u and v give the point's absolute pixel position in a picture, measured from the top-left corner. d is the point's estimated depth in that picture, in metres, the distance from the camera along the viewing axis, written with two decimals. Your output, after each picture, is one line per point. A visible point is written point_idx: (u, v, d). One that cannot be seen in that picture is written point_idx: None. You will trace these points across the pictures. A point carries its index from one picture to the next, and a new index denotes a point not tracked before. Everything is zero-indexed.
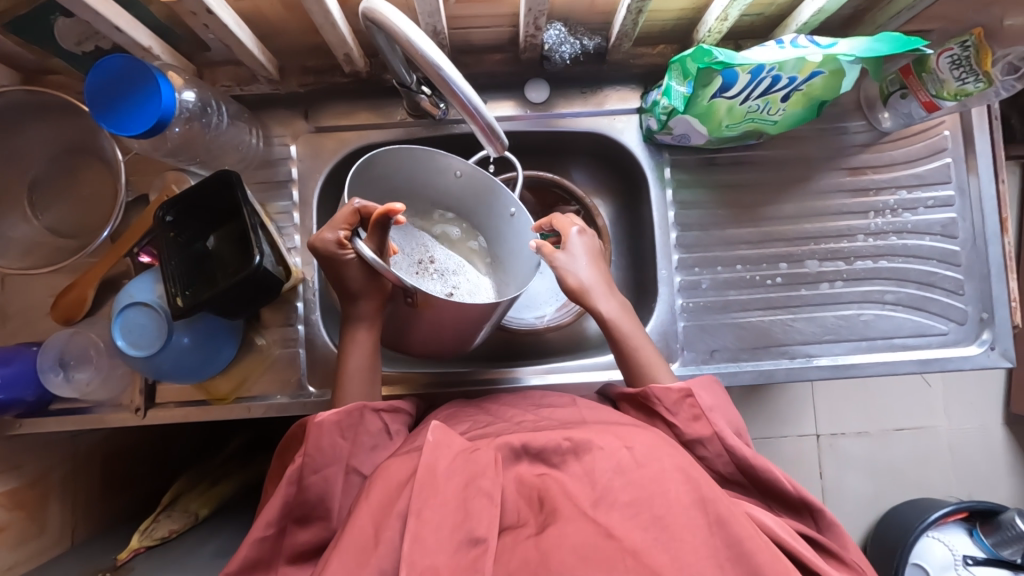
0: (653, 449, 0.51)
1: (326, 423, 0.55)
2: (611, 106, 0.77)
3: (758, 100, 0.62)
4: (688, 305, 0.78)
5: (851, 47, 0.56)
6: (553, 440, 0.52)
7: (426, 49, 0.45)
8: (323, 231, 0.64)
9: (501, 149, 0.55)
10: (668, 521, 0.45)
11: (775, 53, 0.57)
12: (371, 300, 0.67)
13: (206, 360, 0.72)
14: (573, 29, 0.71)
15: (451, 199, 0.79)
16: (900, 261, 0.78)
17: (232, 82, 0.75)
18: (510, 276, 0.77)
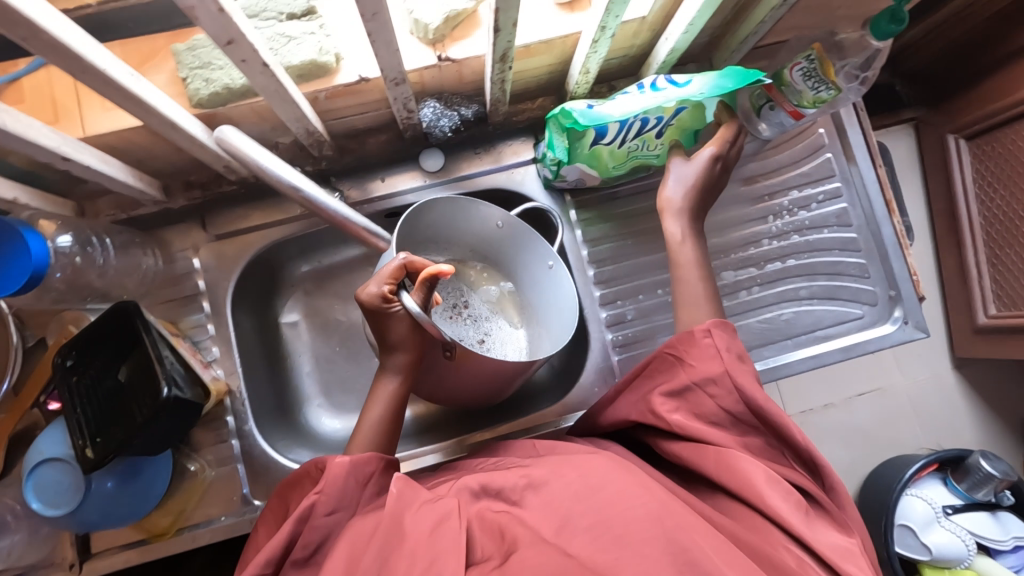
0: (610, 473, 0.52)
1: (344, 462, 0.54)
2: (508, 160, 0.78)
3: (635, 140, 0.66)
4: (618, 338, 0.80)
5: (700, 86, 0.59)
6: (510, 480, 0.53)
7: (277, 166, 0.48)
8: (371, 282, 0.61)
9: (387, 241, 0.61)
10: (629, 538, 0.46)
11: (638, 101, 0.60)
12: (406, 355, 0.64)
13: (133, 502, 0.68)
14: (447, 101, 0.72)
15: (483, 245, 0.78)
16: (806, 257, 0.82)
17: (117, 210, 0.73)
18: (546, 331, 0.76)
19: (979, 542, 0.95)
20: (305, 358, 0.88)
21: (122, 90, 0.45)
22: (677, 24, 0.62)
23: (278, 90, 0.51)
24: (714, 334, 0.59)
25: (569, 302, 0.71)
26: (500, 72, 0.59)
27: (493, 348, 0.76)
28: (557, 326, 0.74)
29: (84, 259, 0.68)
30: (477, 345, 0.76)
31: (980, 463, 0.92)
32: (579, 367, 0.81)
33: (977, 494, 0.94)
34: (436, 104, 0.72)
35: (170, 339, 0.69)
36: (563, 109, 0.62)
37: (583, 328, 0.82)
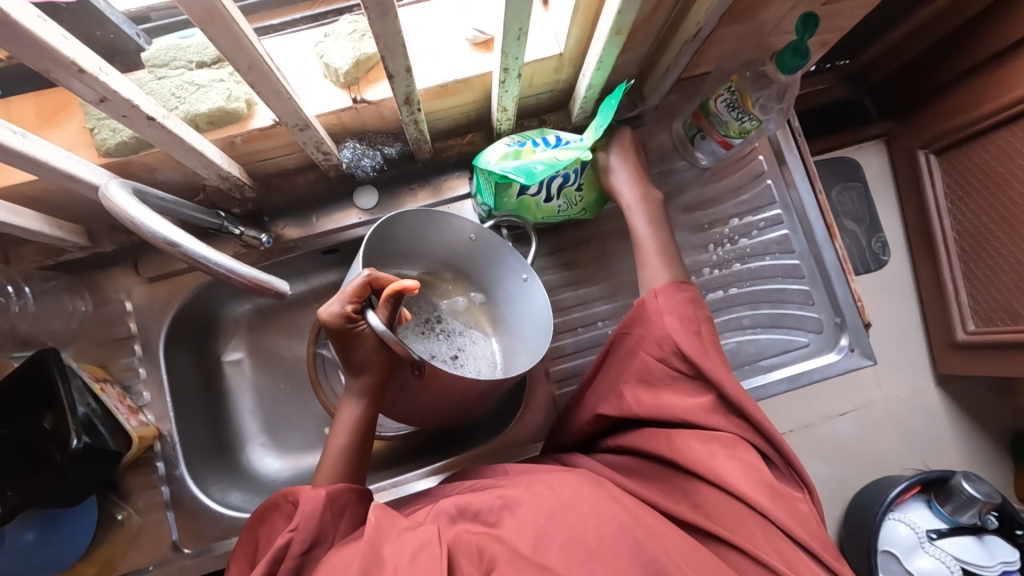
0: (580, 491, 0.53)
1: (322, 494, 0.52)
2: (443, 195, 0.78)
3: (558, 195, 0.70)
4: (557, 372, 0.79)
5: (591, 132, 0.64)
6: (485, 500, 0.53)
7: (156, 227, 0.44)
8: (332, 301, 0.58)
9: (282, 292, 0.53)
10: (602, 553, 0.48)
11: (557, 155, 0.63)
12: (373, 376, 0.62)
13: (54, 556, 0.67)
14: (368, 141, 0.72)
15: (456, 259, 0.77)
16: (749, 285, 0.81)
17: (42, 256, 0.72)
18: (519, 346, 0.74)
19: (963, 568, 0.91)
20: (247, 397, 0.86)
21: (5, 149, 0.45)
22: (590, 61, 0.62)
23: (175, 140, 0.51)
24: (660, 300, 0.62)
25: (541, 316, 0.69)
26: (410, 113, 0.59)
27: (467, 363, 0.76)
28: (529, 340, 0.72)
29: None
30: (450, 360, 0.75)
31: (962, 484, 0.88)
32: (518, 401, 0.79)
33: (963, 517, 0.91)
34: (358, 145, 0.71)
35: (93, 385, 0.68)
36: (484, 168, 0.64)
37: None
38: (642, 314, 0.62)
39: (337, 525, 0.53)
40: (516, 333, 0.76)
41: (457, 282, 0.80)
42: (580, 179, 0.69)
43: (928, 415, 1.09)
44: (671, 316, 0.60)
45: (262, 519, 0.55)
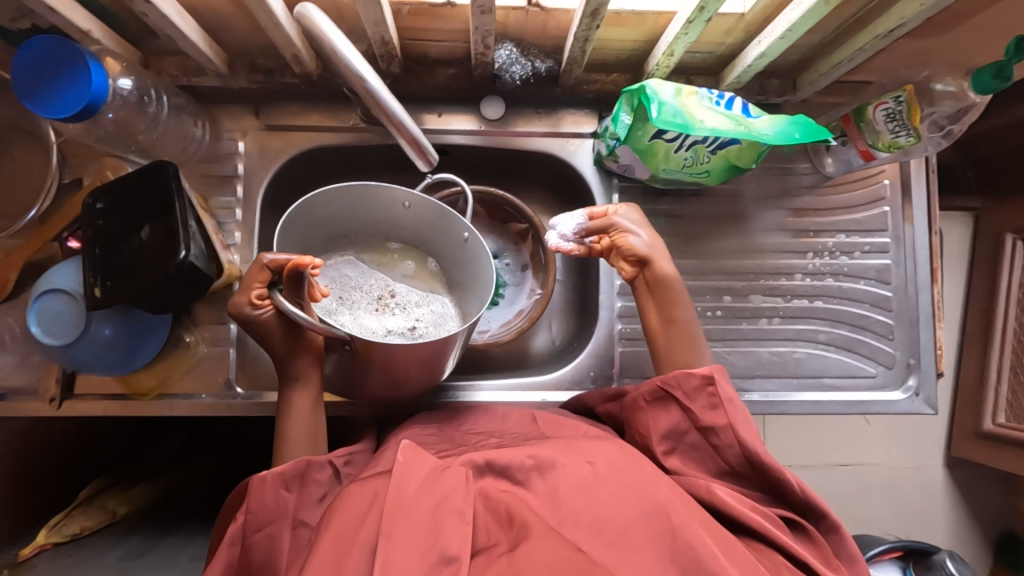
0: (617, 466, 0.55)
1: (269, 477, 0.57)
2: (566, 129, 0.78)
3: (689, 150, 0.65)
4: (627, 331, 0.78)
5: (766, 126, 0.58)
6: (516, 458, 0.55)
7: (346, 52, 0.47)
8: (238, 295, 0.62)
9: (435, 163, 0.58)
10: (631, 534, 0.49)
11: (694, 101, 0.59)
12: (307, 357, 0.67)
13: (122, 356, 0.70)
14: (524, 50, 0.72)
15: (403, 231, 0.78)
16: (834, 303, 0.80)
17: (180, 73, 0.73)
18: (472, 296, 0.75)
19: None
20: None
21: None
22: (775, 28, 0.60)
23: None
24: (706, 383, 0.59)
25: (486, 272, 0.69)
26: (587, 28, 0.58)
27: (427, 332, 0.73)
28: (479, 289, 0.73)
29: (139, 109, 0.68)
30: (408, 332, 0.72)
31: (946, 562, 0.96)
32: (582, 344, 0.81)
33: None
34: (513, 49, 0.72)
35: (195, 207, 0.69)
36: (643, 89, 0.58)
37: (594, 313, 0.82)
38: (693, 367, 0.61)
39: (304, 495, 0.59)
40: (472, 296, 0.75)
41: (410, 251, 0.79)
42: (719, 143, 0.64)
43: (926, 485, 1.28)
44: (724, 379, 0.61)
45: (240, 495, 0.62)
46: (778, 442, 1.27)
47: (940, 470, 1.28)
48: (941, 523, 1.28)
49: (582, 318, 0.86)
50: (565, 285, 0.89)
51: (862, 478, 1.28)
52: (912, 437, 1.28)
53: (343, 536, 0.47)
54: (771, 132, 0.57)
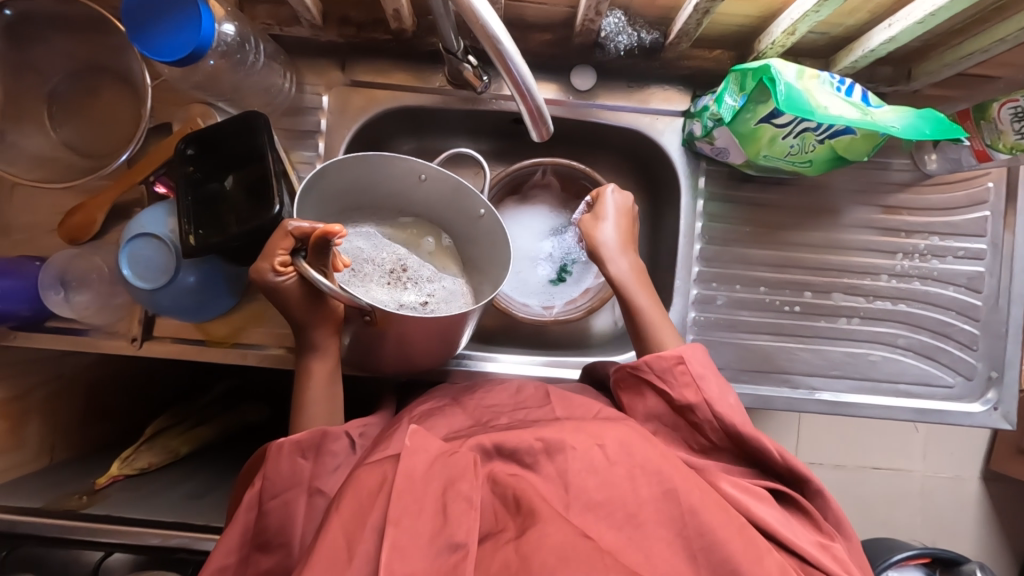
0: (624, 445, 0.52)
1: (284, 445, 0.58)
2: (655, 105, 0.75)
3: (795, 137, 0.62)
4: (701, 319, 0.76)
5: (894, 118, 0.55)
6: (524, 440, 0.52)
7: (488, 18, 0.42)
8: (259, 261, 0.59)
9: (548, 137, 0.53)
10: (641, 518, 0.48)
11: (820, 90, 0.56)
12: (326, 327, 0.65)
13: (203, 304, 0.70)
14: (631, 19, 0.70)
15: (414, 202, 0.74)
16: (919, 307, 0.77)
17: (272, 21, 0.72)
18: (484, 274, 0.73)
19: None
20: None
21: None
22: (911, 11, 0.56)
23: None
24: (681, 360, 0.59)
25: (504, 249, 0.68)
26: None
27: (438, 308, 0.68)
28: (495, 268, 0.71)
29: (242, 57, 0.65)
30: (420, 306, 0.68)
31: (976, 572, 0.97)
32: None
33: None
34: (621, 18, 0.69)
35: (284, 166, 0.68)
36: (767, 68, 0.55)
37: (666, 298, 0.80)
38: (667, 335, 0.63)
39: (318, 462, 0.59)
40: (485, 274, 0.73)
41: (421, 223, 0.76)
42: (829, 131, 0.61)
43: (957, 497, 1.27)
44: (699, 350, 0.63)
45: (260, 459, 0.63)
46: (812, 438, 1.26)
47: (974, 482, 1.27)
48: (972, 535, 1.27)
49: None
50: None
51: (895, 483, 1.26)
52: (950, 445, 1.26)
53: (352, 520, 0.45)
54: (897, 126, 0.54)
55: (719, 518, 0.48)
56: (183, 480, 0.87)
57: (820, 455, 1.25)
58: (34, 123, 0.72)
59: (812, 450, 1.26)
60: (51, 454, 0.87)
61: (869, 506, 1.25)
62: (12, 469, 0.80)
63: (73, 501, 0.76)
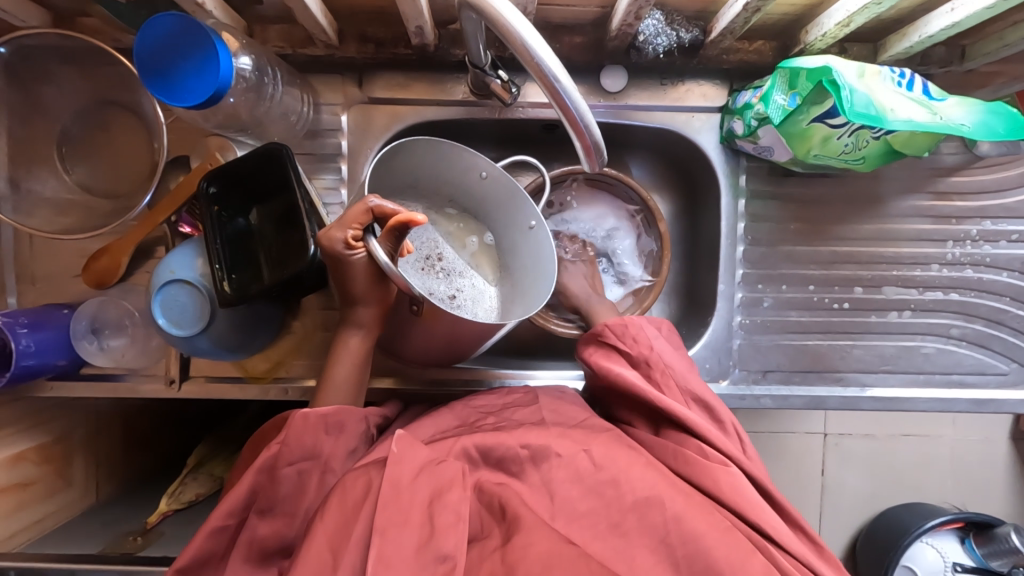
0: (611, 451, 0.53)
1: (312, 416, 0.53)
2: (692, 103, 0.71)
3: (850, 135, 0.58)
4: (747, 323, 0.74)
5: (964, 115, 0.53)
6: (510, 449, 0.53)
7: (541, 56, 0.40)
8: (331, 227, 0.54)
9: (599, 169, 0.51)
10: (625, 527, 0.49)
11: (887, 88, 0.53)
12: (370, 308, 0.60)
13: (241, 344, 0.68)
14: (670, 18, 0.66)
15: (467, 199, 0.71)
16: (972, 295, 0.75)
17: (285, 43, 0.68)
18: (520, 291, 0.68)
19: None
20: None
21: None
22: None
23: None
24: (645, 328, 0.63)
25: (546, 263, 0.64)
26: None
27: (464, 305, 0.69)
28: (529, 285, 0.67)
29: (259, 87, 0.62)
30: (446, 300, 0.68)
31: (1009, 535, 0.97)
32: (696, 334, 0.77)
33: (992, 561, 1.00)
34: (660, 18, 0.65)
35: (313, 199, 0.65)
36: (825, 73, 0.53)
37: (708, 301, 0.78)
38: (624, 335, 0.63)
39: (331, 438, 0.54)
40: (521, 289, 0.69)
41: (462, 219, 0.73)
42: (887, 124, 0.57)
43: (988, 458, 1.27)
44: (659, 344, 0.63)
45: (261, 438, 0.61)
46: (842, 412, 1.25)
47: (1005, 443, 1.27)
48: (1007, 497, 1.27)
49: (690, 305, 0.82)
50: (678, 270, 0.85)
51: (929, 451, 1.25)
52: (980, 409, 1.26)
53: (338, 530, 0.46)
54: (967, 124, 0.53)
55: (700, 519, 0.48)
56: None
57: (850, 428, 1.24)
58: (47, 166, 0.68)
59: (843, 424, 1.25)
60: (97, 491, 0.87)
61: (901, 475, 1.25)
62: (63, 511, 0.80)
63: (128, 544, 0.76)
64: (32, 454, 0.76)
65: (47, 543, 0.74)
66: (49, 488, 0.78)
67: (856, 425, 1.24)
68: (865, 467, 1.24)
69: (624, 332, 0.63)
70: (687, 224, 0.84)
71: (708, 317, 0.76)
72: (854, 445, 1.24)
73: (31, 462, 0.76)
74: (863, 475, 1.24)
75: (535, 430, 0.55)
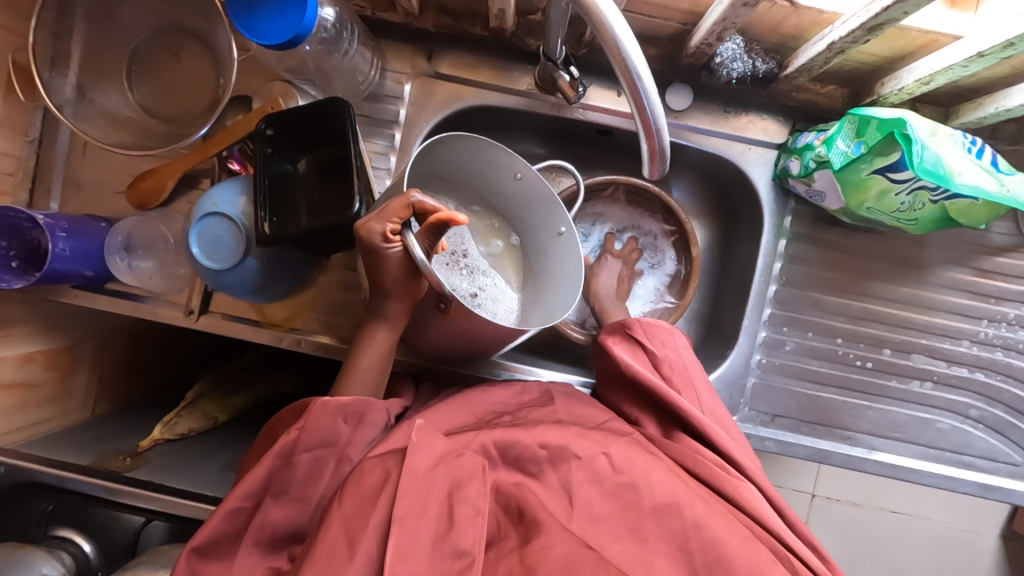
0: (629, 455, 0.53)
1: (331, 403, 0.54)
2: (752, 135, 0.71)
3: (909, 194, 0.58)
4: (765, 363, 0.74)
5: None
6: (529, 448, 0.53)
7: (629, 53, 0.40)
8: (371, 218, 0.54)
9: (658, 175, 0.51)
10: (644, 531, 0.49)
11: (960, 158, 0.52)
12: (399, 303, 0.60)
13: (267, 287, 0.69)
14: (749, 46, 0.65)
15: (499, 199, 0.71)
16: (997, 378, 0.73)
17: (366, 3, 0.69)
18: (542, 298, 0.68)
19: None
20: None
21: None
22: None
23: None
24: (674, 335, 0.64)
25: (574, 271, 0.63)
26: (849, 42, 0.52)
27: (486, 305, 0.68)
28: (554, 291, 0.66)
29: (333, 42, 0.63)
30: (468, 298, 0.68)
31: None
32: (712, 364, 0.76)
33: None
34: (739, 44, 0.65)
35: (363, 159, 0.66)
36: (901, 124, 0.52)
37: (729, 334, 0.77)
38: (651, 336, 0.63)
39: (351, 428, 0.54)
40: (542, 297, 0.69)
41: (491, 216, 0.73)
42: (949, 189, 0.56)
43: (975, 552, 1.24)
44: (686, 351, 0.64)
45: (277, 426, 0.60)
46: (834, 475, 1.23)
47: (994, 539, 1.24)
48: None
49: (710, 335, 0.82)
50: (702, 297, 0.85)
51: (916, 533, 1.23)
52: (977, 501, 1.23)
53: (354, 515, 0.46)
54: None
55: (721, 525, 0.49)
56: (222, 447, 0.88)
57: (840, 494, 1.23)
58: (113, 82, 0.70)
59: (833, 487, 1.23)
60: (95, 407, 0.88)
61: (885, 550, 1.23)
62: (59, 419, 0.81)
63: (116, 462, 0.76)
64: (42, 358, 0.77)
65: (38, 445, 0.75)
66: (50, 394, 0.79)
67: (846, 491, 1.22)
68: (850, 534, 1.22)
69: (653, 332, 0.64)
70: (722, 257, 0.83)
71: (727, 350, 0.76)
72: (841, 511, 1.22)
73: (39, 365, 0.77)
74: (845, 543, 1.22)
75: (554, 428, 0.55)
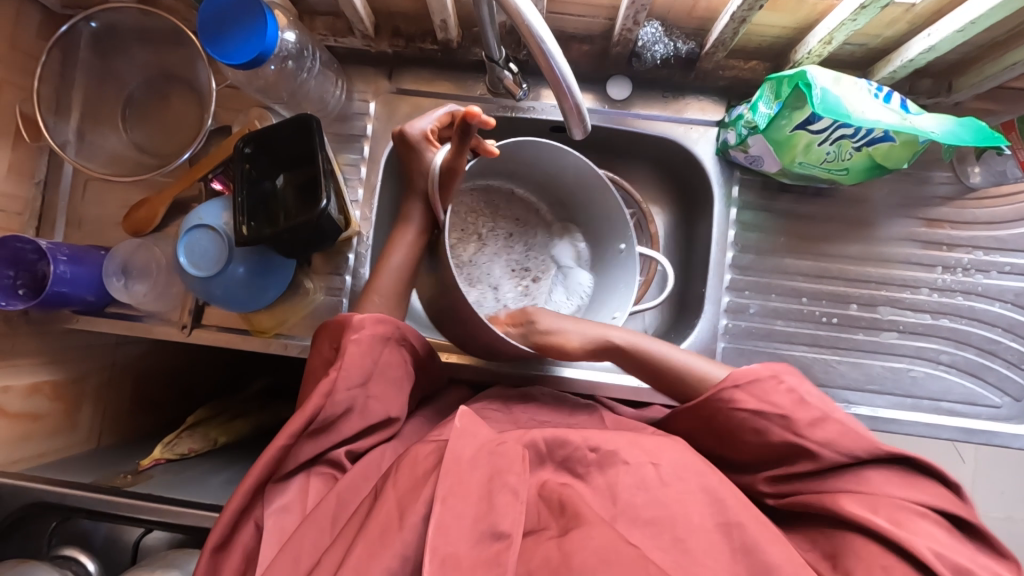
0: (680, 469, 0.50)
1: (363, 336, 0.58)
2: (691, 115, 0.77)
3: (834, 144, 0.62)
4: (732, 327, 0.76)
5: (935, 124, 0.58)
6: (577, 449, 0.51)
7: (532, 22, 0.46)
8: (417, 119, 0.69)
9: (583, 134, 0.56)
10: (689, 544, 0.46)
11: (866, 101, 0.58)
12: None
13: (253, 295, 0.73)
14: (669, 30, 0.72)
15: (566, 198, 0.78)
16: (963, 322, 0.75)
17: (328, 32, 0.77)
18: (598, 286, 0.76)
19: None
20: None
21: None
22: (951, 19, 0.56)
23: None
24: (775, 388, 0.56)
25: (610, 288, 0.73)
26: (747, 9, 0.58)
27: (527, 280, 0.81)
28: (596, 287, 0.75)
29: (299, 65, 0.71)
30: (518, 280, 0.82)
31: None
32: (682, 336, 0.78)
33: None
34: (658, 28, 0.71)
35: (332, 166, 0.72)
36: (803, 73, 0.58)
37: (696, 305, 0.80)
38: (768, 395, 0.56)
39: (378, 363, 0.58)
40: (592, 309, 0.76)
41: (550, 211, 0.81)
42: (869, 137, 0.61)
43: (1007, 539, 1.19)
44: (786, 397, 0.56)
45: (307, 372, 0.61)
46: None
47: None
48: None
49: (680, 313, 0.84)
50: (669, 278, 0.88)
51: None
52: (1002, 481, 1.19)
53: (400, 498, 0.46)
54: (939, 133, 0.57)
55: (776, 549, 0.45)
56: (225, 465, 0.90)
57: None
58: (110, 124, 0.79)
59: None
60: (100, 437, 0.91)
61: None
62: (67, 449, 0.84)
63: (118, 479, 0.78)
64: (50, 388, 0.81)
65: (46, 469, 0.77)
66: (56, 422, 0.83)
67: None
68: None
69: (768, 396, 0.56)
70: (683, 238, 0.87)
71: (695, 320, 0.78)
72: None
73: (46, 396, 0.81)
74: None
75: (606, 432, 0.52)
